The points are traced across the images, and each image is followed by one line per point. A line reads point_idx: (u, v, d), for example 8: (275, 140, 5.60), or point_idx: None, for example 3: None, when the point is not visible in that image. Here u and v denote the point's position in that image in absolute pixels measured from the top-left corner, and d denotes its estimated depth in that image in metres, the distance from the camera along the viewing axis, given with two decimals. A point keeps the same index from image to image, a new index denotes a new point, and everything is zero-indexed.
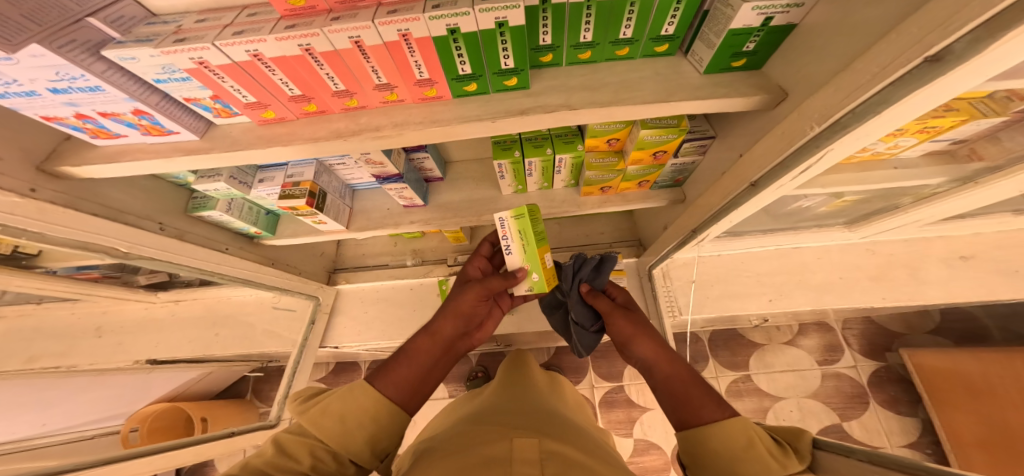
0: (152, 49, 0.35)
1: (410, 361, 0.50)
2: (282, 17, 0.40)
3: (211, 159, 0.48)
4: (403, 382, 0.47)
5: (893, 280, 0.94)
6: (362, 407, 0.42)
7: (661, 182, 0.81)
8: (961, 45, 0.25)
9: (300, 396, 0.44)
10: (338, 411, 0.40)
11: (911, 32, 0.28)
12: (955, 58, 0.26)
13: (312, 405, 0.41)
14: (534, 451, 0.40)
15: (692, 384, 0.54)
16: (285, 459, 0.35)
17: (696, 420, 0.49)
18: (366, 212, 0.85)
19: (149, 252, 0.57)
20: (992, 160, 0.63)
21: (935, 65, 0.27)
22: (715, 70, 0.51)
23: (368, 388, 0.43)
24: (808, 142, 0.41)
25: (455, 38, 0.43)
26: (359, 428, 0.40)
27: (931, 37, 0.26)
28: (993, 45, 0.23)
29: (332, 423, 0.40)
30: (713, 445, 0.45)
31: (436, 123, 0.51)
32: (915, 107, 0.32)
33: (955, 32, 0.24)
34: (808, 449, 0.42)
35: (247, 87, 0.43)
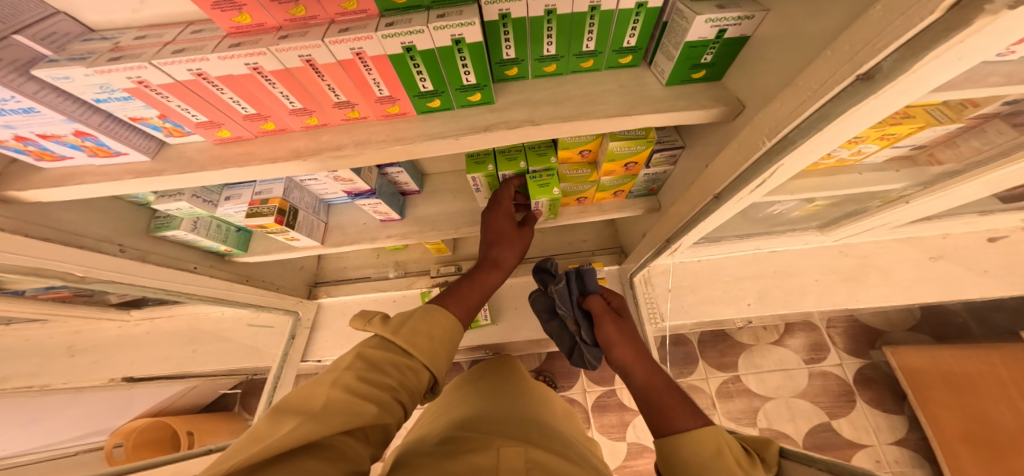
0: (85, 68, 0.34)
1: (469, 292, 0.60)
2: (228, 35, 0.40)
3: (164, 181, 0.47)
4: (468, 306, 0.58)
5: (869, 281, 0.95)
6: (441, 331, 0.48)
7: (636, 192, 0.82)
8: (888, 63, 0.25)
9: (376, 318, 0.47)
10: (423, 331, 0.46)
11: (844, 50, 0.28)
12: (883, 77, 0.26)
13: (396, 325, 0.46)
14: (520, 462, 0.40)
15: (671, 392, 0.56)
16: (376, 374, 0.39)
17: (670, 428, 0.50)
18: (342, 226, 0.84)
19: (108, 275, 0.55)
20: (952, 164, 0.65)
21: (866, 83, 0.27)
22: (677, 81, 0.52)
23: (444, 313, 0.51)
24: (761, 156, 0.42)
25: (412, 55, 0.43)
26: (439, 350, 0.47)
27: (862, 54, 0.26)
28: (916, 64, 0.23)
29: (419, 340, 0.45)
30: (685, 453, 0.46)
31: (398, 141, 0.50)
32: (854, 124, 0.32)
33: (882, 49, 0.25)
34: (774, 458, 0.41)
35: (195, 106, 0.42)
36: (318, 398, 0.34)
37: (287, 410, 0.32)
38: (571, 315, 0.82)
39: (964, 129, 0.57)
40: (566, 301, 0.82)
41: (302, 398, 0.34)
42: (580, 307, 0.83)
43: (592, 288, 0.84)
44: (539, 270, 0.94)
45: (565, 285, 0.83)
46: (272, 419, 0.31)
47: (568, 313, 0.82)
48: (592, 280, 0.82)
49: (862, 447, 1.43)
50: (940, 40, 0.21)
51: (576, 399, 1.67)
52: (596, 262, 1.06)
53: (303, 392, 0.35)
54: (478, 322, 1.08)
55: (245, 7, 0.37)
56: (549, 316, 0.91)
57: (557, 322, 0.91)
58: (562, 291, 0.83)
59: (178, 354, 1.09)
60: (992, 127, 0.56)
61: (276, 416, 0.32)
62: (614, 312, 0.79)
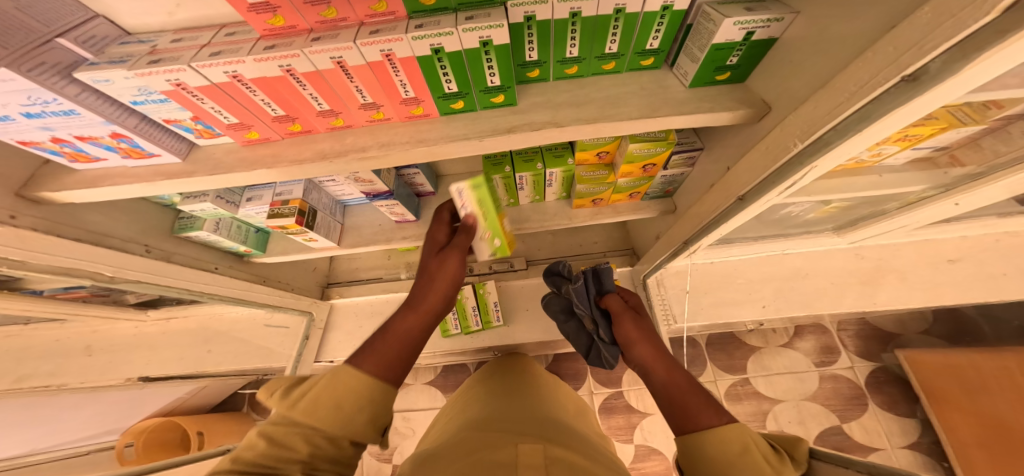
0: (126, 71, 0.35)
1: (391, 337, 0.42)
2: (261, 37, 0.40)
3: (193, 182, 0.47)
4: (389, 359, 0.40)
5: (884, 283, 0.94)
6: (355, 391, 0.35)
7: (652, 193, 0.82)
8: (936, 65, 0.25)
9: (280, 388, 0.36)
10: (331, 394, 0.34)
11: (886, 52, 0.28)
12: (930, 78, 0.26)
13: (298, 395, 0.35)
14: (539, 458, 0.39)
15: (692, 389, 0.55)
16: (281, 451, 0.30)
17: (692, 426, 0.50)
18: (358, 228, 0.84)
19: (136, 275, 0.56)
20: (974, 166, 0.65)
21: (912, 84, 0.27)
22: (700, 83, 0.52)
23: (357, 371, 0.37)
24: (792, 158, 0.42)
25: (440, 57, 0.43)
26: (358, 413, 0.34)
27: (906, 57, 0.26)
28: (966, 66, 0.23)
29: (324, 411, 0.33)
30: (708, 451, 0.46)
31: (423, 143, 0.51)
32: (894, 124, 0.32)
33: (929, 52, 0.25)
34: (804, 457, 0.42)
35: (228, 108, 0.42)
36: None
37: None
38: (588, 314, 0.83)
39: (985, 131, 0.57)
40: (584, 299, 0.84)
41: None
42: (598, 307, 0.84)
43: (609, 287, 0.85)
44: (552, 274, 0.97)
45: (582, 284, 0.85)
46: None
47: (585, 312, 0.83)
48: (610, 280, 0.83)
49: (874, 451, 1.42)
50: (996, 42, 0.21)
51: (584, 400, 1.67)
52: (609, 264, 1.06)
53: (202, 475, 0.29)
54: (489, 323, 1.08)
55: (280, 10, 0.38)
56: (567, 317, 0.92)
57: (574, 322, 0.92)
58: (579, 289, 0.84)
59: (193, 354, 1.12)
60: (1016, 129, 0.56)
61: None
62: (633, 311, 0.78)
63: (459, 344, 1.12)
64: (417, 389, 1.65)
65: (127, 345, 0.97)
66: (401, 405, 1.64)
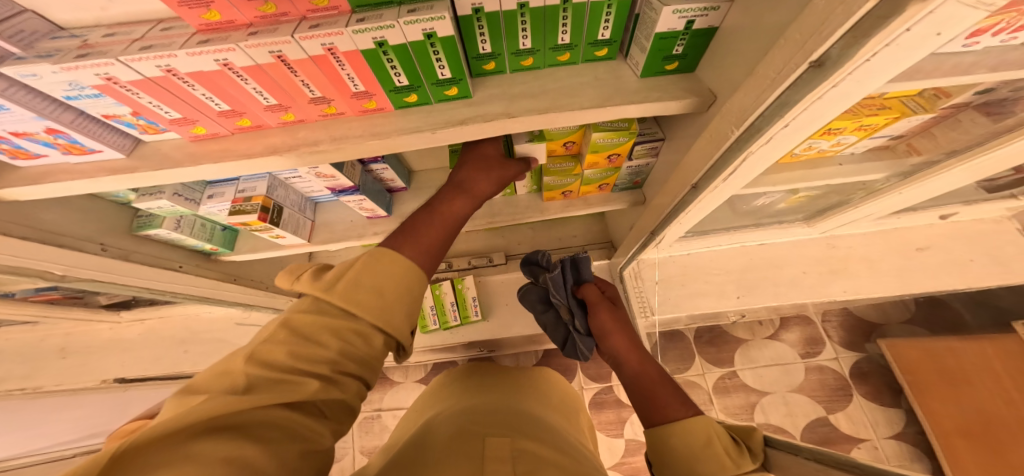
0: (51, 65, 0.34)
1: (425, 229, 0.46)
2: (198, 32, 0.40)
3: (139, 178, 0.47)
4: (424, 247, 0.43)
5: (857, 272, 0.95)
6: (394, 281, 0.37)
7: (621, 185, 0.82)
8: (837, 50, 0.26)
9: (309, 273, 0.37)
10: (370, 283, 0.36)
11: (796, 39, 0.29)
12: (834, 63, 0.26)
13: (333, 279, 0.35)
14: (506, 449, 0.40)
15: (664, 381, 0.57)
16: (312, 348, 0.31)
17: (660, 418, 0.51)
18: (329, 224, 0.84)
19: (88, 273, 0.56)
20: (929, 155, 0.66)
21: (819, 70, 0.28)
22: (651, 73, 0.52)
23: (397, 255, 0.39)
24: (732, 145, 0.42)
25: (385, 50, 0.43)
26: (395, 302, 0.36)
27: (811, 42, 0.27)
28: (860, 50, 0.23)
29: (364, 296, 0.35)
30: (672, 443, 0.47)
31: (376, 136, 0.50)
32: (815, 110, 0.32)
33: (829, 36, 0.25)
34: (759, 447, 0.43)
35: (167, 103, 0.42)
36: (229, 382, 0.26)
37: (194, 391, 0.25)
38: (565, 303, 0.82)
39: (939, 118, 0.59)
40: (561, 289, 0.82)
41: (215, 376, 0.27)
42: (575, 296, 0.84)
43: (587, 276, 0.85)
44: (527, 263, 0.94)
45: (559, 272, 0.83)
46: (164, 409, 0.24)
47: (562, 301, 0.82)
48: (588, 269, 0.83)
49: (859, 442, 1.43)
50: (879, 26, 0.22)
51: None
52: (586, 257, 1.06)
53: (217, 371, 0.28)
54: (469, 319, 1.08)
55: (213, 5, 0.37)
56: (545, 307, 0.91)
57: (552, 312, 0.91)
58: (557, 278, 0.82)
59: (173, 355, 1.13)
60: (967, 117, 0.57)
61: (186, 397, 0.25)
62: (608, 301, 0.79)
63: (439, 340, 1.12)
64: (406, 387, 1.66)
65: (95, 347, 0.98)
66: (391, 404, 1.64)
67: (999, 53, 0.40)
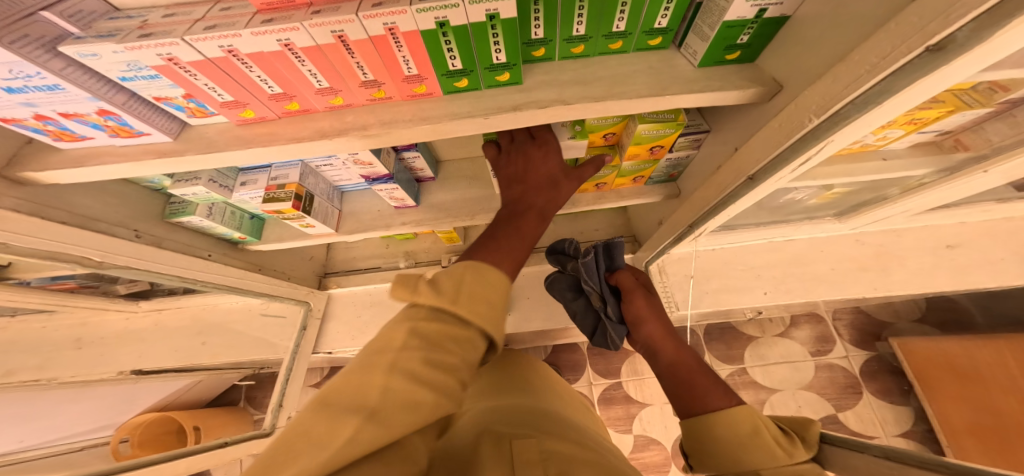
0: (115, 44, 0.32)
1: (507, 244, 0.46)
2: (258, 12, 0.37)
3: (187, 162, 0.45)
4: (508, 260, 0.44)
5: (882, 270, 0.95)
6: (496, 290, 0.38)
7: (656, 178, 0.81)
8: (964, 34, 0.24)
9: (422, 284, 0.36)
10: (479, 296, 0.36)
11: (907, 23, 0.27)
12: (957, 47, 0.25)
13: (450, 292, 0.35)
14: (541, 450, 0.39)
15: (702, 371, 0.57)
16: (437, 354, 0.31)
17: (703, 407, 0.51)
18: (356, 214, 0.82)
19: (124, 260, 0.53)
20: (977, 150, 0.65)
21: (936, 54, 0.26)
22: (708, 63, 0.51)
23: (493, 269, 0.40)
24: (806, 134, 0.41)
25: (444, 32, 0.41)
26: (498, 313, 0.37)
27: (932, 26, 0.25)
28: (1000, 33, 0.22)
29: (479, 306, 0.36)
30: (720, 433, 0.47)
31: (426, 121, 0.49)
32: (914, 94, 0.31)
33: (956, 21, 0.23)
34: (815, 439, 0.43)
35: (224, 86, 0.40)
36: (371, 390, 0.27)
37: (337, 401, 0.26)
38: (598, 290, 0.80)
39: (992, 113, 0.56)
40: (594, 274, 0.80)
41: (350, 391, 0.28)
42: (607, 283, 0.82)
43: (620, 263, 0.83)
44: (554, 251, 0.92)
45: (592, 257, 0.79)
46: (313, 431, 0.23)
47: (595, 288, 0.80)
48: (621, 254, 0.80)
49: (870, 439, 1.44)
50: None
51: (583, 392, 1.68)
52: None
53: (352, 379, 0.29)
54: None
55: None
56: (575, 295, 0.89)
57: (582, 300, 0.89)
58: (590, 264, 0.79)
59: (186, 346, 1.14)
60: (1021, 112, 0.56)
61: (329, 407, 0.26)
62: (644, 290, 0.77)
63: None
64: None
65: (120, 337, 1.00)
66: None
67: None
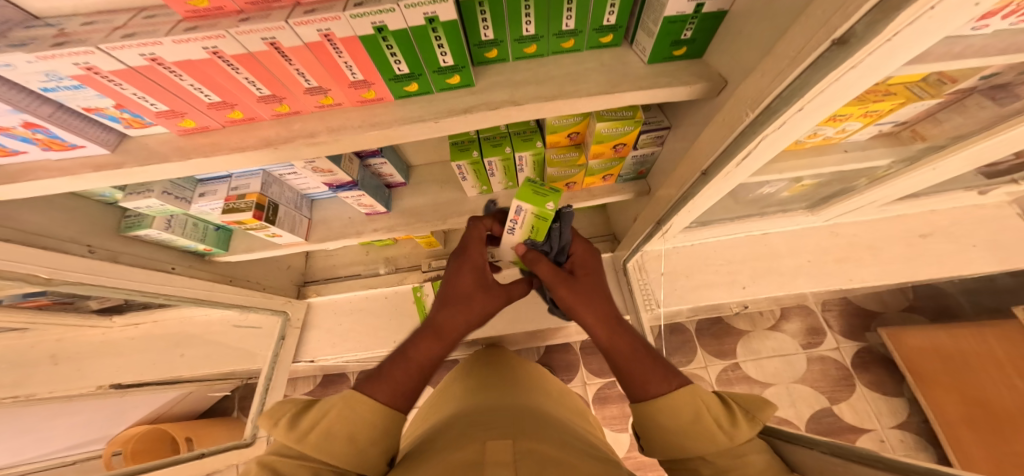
0: (25, 54, 0.31)
1: (409, 366, 0.45)
2: (183, 19, 0.36)
3: (123, 174, 0.45)
4: (400, 390, 0.43)
5: (855, 261, 0.95)
6: (369, 426, 0.38)
7: (625, 176, 0.81)
8: (862, 26, 0.26)
9: (285, 417, 0.38)
10: (344, 432, 0.37)
11: (817, 16, 0.29)
12: (857, 40, 0.26)
13: (307, 427, 0.37)
14: (507, 453, 0.37)
15: (640, 356, 0.50)
16: None
17: (642, 393, 0.47)
18: (327, 221, 0.82)
19: (76, 277, 0.53)
20: (934, 140, 0.66)
21: (842, 47, 0.28)
22: (658, 59, 0.51)
23: (370, 401, 0.40)
24: (745, 130, 0.42)
25: (384, 36, 0.40)
26: (370, 447, 0.38)
27: (835, 19, 0.27)
28: (890, 24, 0.23)
29: (339, 444, 0.36)
30: (662, 421, 0.45)
31: (376, 126, 0.48)
32: (833, 91, 0.32)
33: (854, 13, 0.25)
34: (767, 417, 0.42)
35: (153, 94, 0.40)
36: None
37: None
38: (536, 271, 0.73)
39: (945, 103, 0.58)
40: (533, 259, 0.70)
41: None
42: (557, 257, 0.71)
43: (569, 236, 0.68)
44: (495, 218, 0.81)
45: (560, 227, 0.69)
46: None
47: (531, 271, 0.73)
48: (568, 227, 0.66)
49: (865, 432, 1.44)
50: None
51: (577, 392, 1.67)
52: None
53: None
54: None
55: None
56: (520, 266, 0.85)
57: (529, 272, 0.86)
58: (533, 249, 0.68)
59: (164, 359, 1.10)
60: (973, 102, 0.57)
61: None
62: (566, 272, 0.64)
63: None
64: None
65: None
66: None
67: (1008, 35, 0.40)
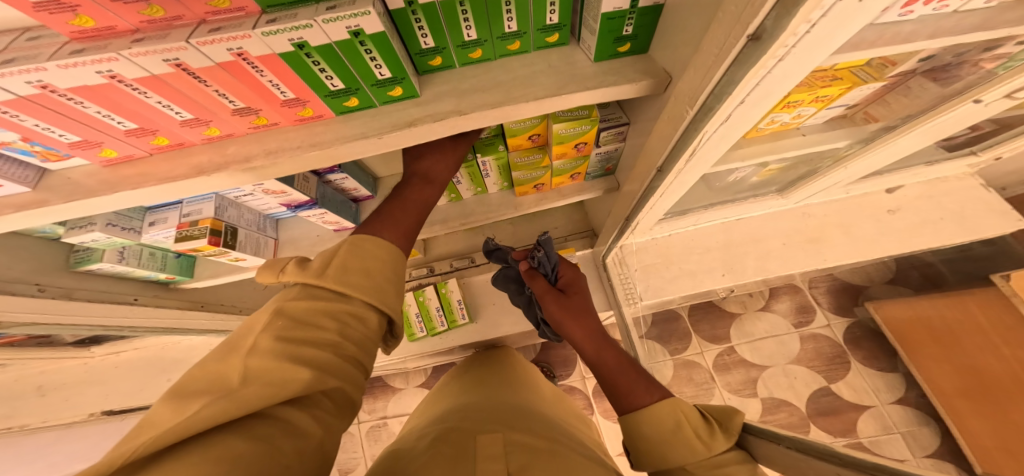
0: None
1: (405, 209, 0.51)
2: (72, 41, 0.33)
3: (52, 211, 0.42)
4: (406, 230, 0.49)
5: (830, 240, 1.03)
6: (378, 259, 0.42)
7: (593, 173, 0.80)
8: (770, 22, 0.25)
9: (292, 265, 0.40)
10: (357, 266, 0.40)
11: (732, 11, 0.28)
12: (768, 36, 0.26)
13: (318, 267, 0.39)
14: (500, 446, 0.38)
15: (624, 368, 0.58)
16: (308, 330, 0.34)
17: (630, 405, 0.54)
18: (294, 241, 0.81)
19: (27, 318, 0.51)
20: (885, 120, 0.72)
21: (756, 43, 0.27)
22: (604, 57, 0.50)
23: (380, 240, 0.44)
24: (688, 125, 0.41)
25: (307, 53, 0.39)
26: (386, 281, 0.41)
27: (746, 15, 0.26)
28: (793, 19, 0.23)
29: (354, 274, 0.39)
30: (645, 432, 0.49)
31: (317, 145, 0.46)
32: (758, 88, 0.32)
33: (761, 8, 0.24)
34: (736, 428, 0.43)
35: (60, 125, 0.37)
36: (230, 375, 0.28)
37: (192, 391, 0.27)
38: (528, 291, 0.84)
39: (891, 85, 0.64)
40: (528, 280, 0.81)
41: (206, 378, 0.28)
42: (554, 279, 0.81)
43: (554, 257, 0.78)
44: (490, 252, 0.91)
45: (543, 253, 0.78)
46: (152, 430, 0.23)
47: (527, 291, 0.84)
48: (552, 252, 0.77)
49: (865, 409, 1.45)
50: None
51: (576, 386, 1.68)
52: (569, 248, 1.08)
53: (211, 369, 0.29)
54: (455, 322, 1.06)
55: (80, 9, 0.30)
56: (519, 289, 0.92)
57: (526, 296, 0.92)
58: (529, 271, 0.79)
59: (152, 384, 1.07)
60: (918, 83, 0.64)
61: (178, 397, 0.26)
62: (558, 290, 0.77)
63: (429, 346, 1.10)
64: (409, 392, 1.68)
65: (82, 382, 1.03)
66: (393, 411, 1.65)
67: (934, 21, 0.41)
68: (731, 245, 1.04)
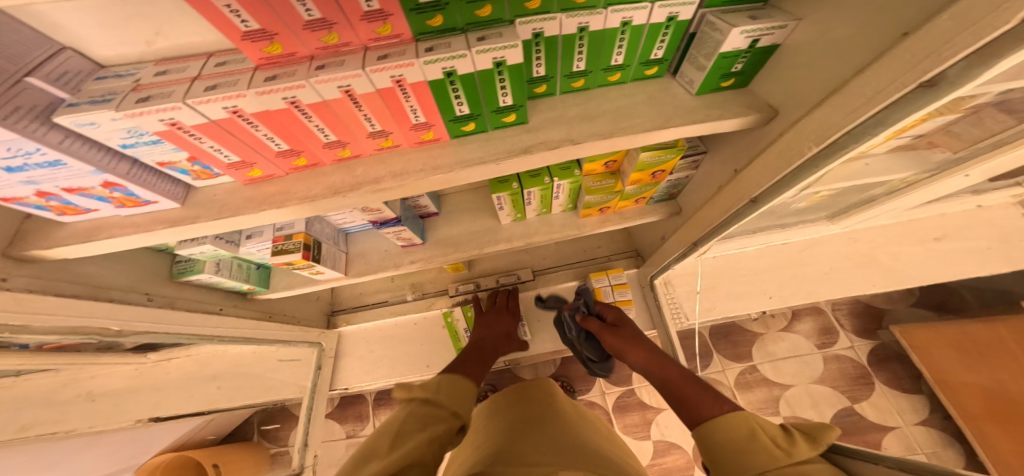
0: (114, 111, 0.32)
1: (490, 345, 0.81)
2: (258, 67, 0.38)
3: (196, 227, 0.45)
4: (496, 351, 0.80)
5: (874, 264, 1.05)
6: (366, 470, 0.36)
7: (657, 198, 0.83)
8: (954, 71, 0.28)
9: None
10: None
11: (905, 58, 0.31)
12: (949, 82, 0.29)
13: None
14: None
15: (689, 382, 0.60)
16: None
17: (698, 418, 0.51)
18: (364, 255, 0.83)
19: (142, 327, 0.53)
20: (947, 152, 0.75)
21: (929, 89, 0.30)
22: (707, 90, 0.53)
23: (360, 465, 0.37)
24: (806, 161, 0.45)
25: (452, 80, 0.41)
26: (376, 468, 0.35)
27: (925, 64, 0.29)
28: (989, 69, 0.26)
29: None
30: (719, 439, 0.46)
31: (438, 170, 0.48)
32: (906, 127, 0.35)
33: (948, 58, 0.27)
34: (827, 440, 0.37)
35: (229, 146, 0.40)
36: None
37: None
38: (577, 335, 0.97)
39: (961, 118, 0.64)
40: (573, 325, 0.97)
41: None
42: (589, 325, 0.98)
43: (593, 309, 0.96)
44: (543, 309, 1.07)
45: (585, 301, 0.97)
46: None
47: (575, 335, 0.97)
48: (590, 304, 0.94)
49: (888, 430, 1.42)
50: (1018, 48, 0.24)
51: (596, 401, 1.65)
52: (616, 268, 1.09)
53: None
54: None
55: (277, 37, 0.35)
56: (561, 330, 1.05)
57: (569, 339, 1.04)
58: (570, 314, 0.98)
59: (203, 392, 1.08)
60: (988, 116, 0.62)
61: None
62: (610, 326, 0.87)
63: None
64: None
65: None
66: None
67: None
68: (779, 268, 1.06)
